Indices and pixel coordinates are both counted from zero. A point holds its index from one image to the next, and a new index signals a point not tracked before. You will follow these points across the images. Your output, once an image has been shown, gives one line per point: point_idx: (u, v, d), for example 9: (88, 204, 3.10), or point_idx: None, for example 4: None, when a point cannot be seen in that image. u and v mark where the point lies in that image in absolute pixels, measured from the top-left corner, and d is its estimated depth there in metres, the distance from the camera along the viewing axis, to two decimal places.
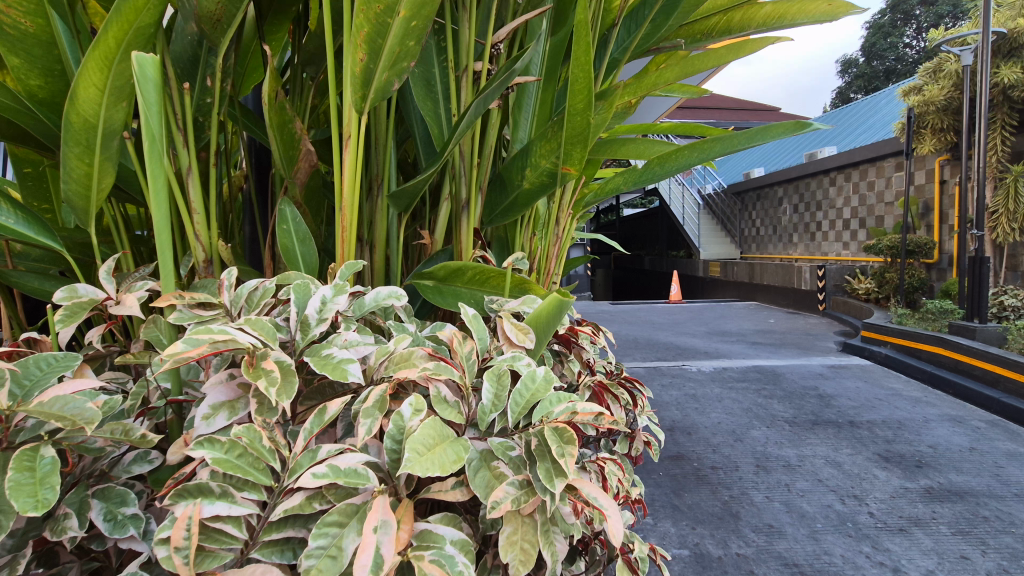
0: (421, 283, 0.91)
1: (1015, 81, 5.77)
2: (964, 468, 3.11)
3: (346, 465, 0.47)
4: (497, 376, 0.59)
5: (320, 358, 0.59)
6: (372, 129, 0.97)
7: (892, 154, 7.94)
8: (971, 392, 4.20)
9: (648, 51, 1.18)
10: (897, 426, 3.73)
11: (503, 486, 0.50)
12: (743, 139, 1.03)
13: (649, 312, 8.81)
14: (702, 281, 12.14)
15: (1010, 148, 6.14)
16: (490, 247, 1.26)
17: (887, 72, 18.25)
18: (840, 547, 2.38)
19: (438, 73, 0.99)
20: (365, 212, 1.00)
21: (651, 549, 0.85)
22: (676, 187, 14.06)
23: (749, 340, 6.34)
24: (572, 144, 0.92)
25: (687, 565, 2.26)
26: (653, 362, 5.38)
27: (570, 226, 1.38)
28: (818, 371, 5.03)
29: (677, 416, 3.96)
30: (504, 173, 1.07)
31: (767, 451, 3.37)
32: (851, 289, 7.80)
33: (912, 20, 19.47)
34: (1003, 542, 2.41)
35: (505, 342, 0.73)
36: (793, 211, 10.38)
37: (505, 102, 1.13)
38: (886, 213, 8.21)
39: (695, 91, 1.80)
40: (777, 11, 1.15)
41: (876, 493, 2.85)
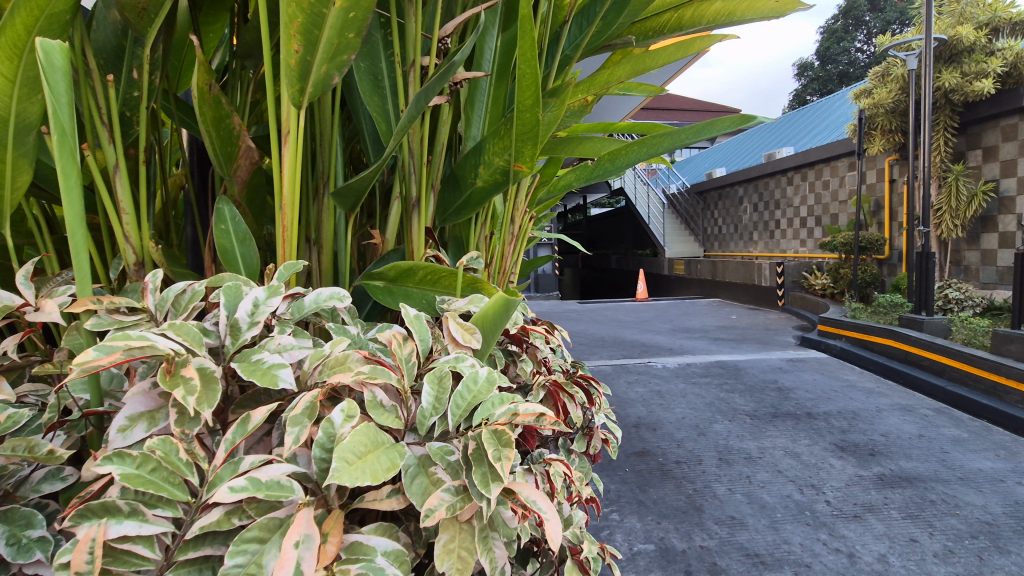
0: (371, 283, 0.89)
1: (955, 86, 6.10)
2: (913, 455, 3.25)
3: (268, 477, 0.44)
4: (438, 378, 0.57)
5: (248, 364, 0.56)
6: (316, 125, 0.94)
7: (845, 154, 8.26)
8: (920, 382, 4.41)
9: (600, 48, 1.18)
10: (851, 416, 3.87)
11: (437, 492, 0.48)
12: (694, 133, 1.04)
13: (616, 311, 8.91)
14: (667, 279, 12.36)
15: (952, 149, 6.47)
16: (445, 247, 1.23)
17: (840, 76, 19.08)
18: (799, 535, 2.45)
19: (385, 67, 0.96)
20: (311, 213, 0.97)
21: (603, 548, 0.85)
22: (641, 187, 14.28)
23: (712, 336, 6.49)
24: (523, 140, 0.91)
25: (653, 560, 2.29)
26: (619, 360, 5.44)
27: (525, 224, 1.37)
28: (777, 365, 5.18)
29: (643, 412, 4.01)
30: (457, 171, 1.05)
31: (728, 444, 3.44)
32: (808, 285, 8.07)
33: (862, 26, 20.48)
34: (949, 523, 2.52)
35: (450, 343, 0.71)
36: (753, 210, 10.68)
37: (456, 99, 1.11)
38: (840, 211, 8.53)
39: (654, 91, 1.80)
40: (727, 7, 1.16)
41: (832, 482, 2.94)
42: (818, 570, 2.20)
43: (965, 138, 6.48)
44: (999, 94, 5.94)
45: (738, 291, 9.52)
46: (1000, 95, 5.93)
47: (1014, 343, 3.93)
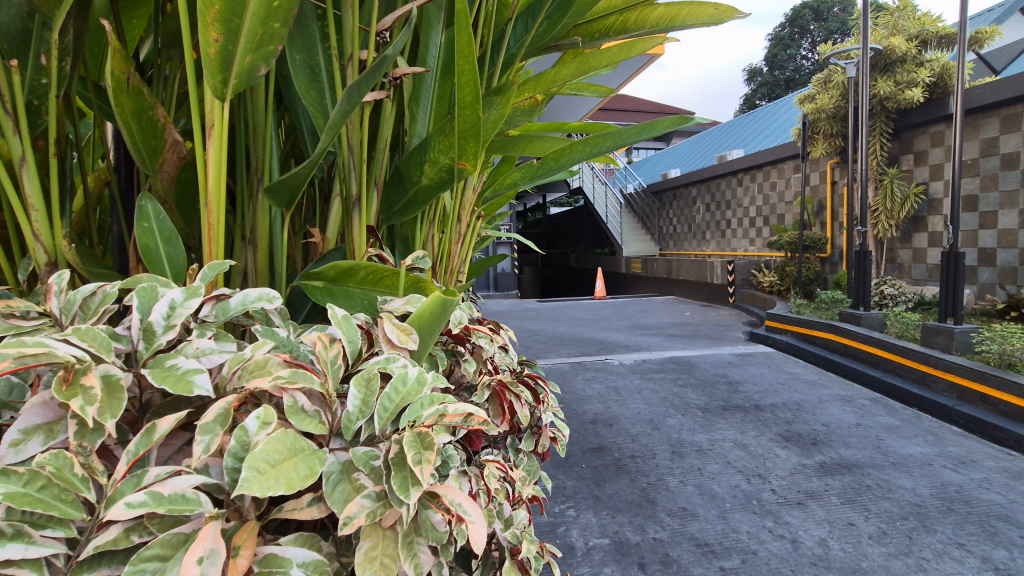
0: (310, 284, 0.87)
1: (889, 93, 6.48)
2: (851, 443, 3.43)
3: (171, 491, 0.42)
4: (366, 381, 0.56)
5: (161, 370, 0.53)
6: (248, 118, 0.90)
7: (790, 157, 8.62)
8: (858, 373, 4.65)
9: (546, 48, 1.18)
10: (796, 408, 4.05)
11: (356, 499, 0.47)
12: (633, 132, 1.05)
13: (574, 309, 9.01)
14: (624, 277, 12.60)
15: (887, 153, 6.85)
16: (392, 247, 1.19)
17: (786, 82, 19.94)
18: (746, 523, 2.54)
19: (322, 60, 0.93)
20: (245, 211, 0.93)
21: (545, 548, 0.85)
22: (599, 186, 14.49)
23: (667, 333, 6.65)
24: (466, 139, 0.90)
25: (607, 554, 2.32)
26: (576, 358, 5.50)
27: (473, 223, 1.36)
28: (728, 359, 5.36)
29: (599, 409, 4.07)
30: (402, 168, 1.03)
31: (681, 437, 3.54)
32: (757, 283, 8.38)
33: (807, 34, 21.50)
34: (882, 507, 2.67)
35: (384, 343, 0.69)
36: (705, 209, 11.02)
37: (399, 95, 1.08)
38: (786, 212, 8.89)
39: (605, 91, 1.81)
40: (669, 13, 1.18)
41: (777, 471, 3.07)
42: (764, 556, 2.28)
43: (898, 143, 6.85)
44: (928, 102, 6.34)
45: (691, 289, 9.79)
46: (929, 103, 6.33)
47: (941, 335, 4.25)
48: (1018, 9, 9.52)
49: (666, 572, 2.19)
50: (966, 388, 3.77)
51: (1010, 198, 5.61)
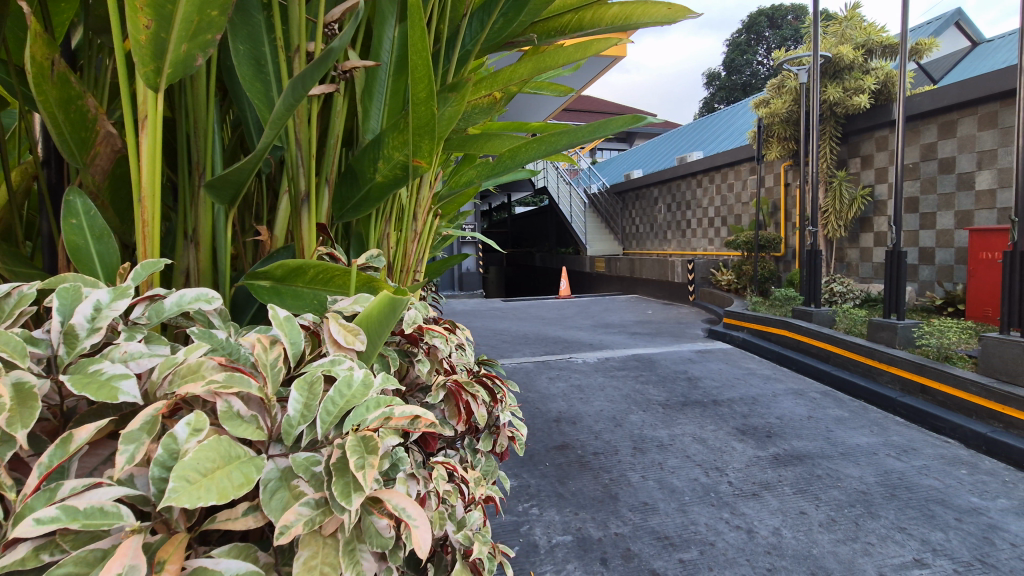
0: (256, 284, 0.84)
1: (838, 99, 6.77)
2: (803, 435, 3.56)
3: (87, 504, 0.40)
4: (309, 384, 0.54)
5: (82, 376, 0.50)
6: (189, 110, 0.86)
7: (746, 159, 8.90)
8: (809, 367, 4.84)
9: (501, 45, 1.18)
10: (751, 402, 4.18)
11: (294, 506, 0.45)
12: (588, 132, 1.06)
13: (539, 308, 9.05)
14: (588, 276, 12.74)
15: (836, 156, 7.15)
16: (346, 245, 1.16)
17: (744, 86, 20.62)
18: (704, 516, 2.61)
19: (268, 51, 0.89)
20: (186, 208, 0.89)
21: (497, 550, 0.86)
22: (563, 186, 14.61)
23: (629, 331, 6.77)
24: (420, 135, 0.89)
25: (570, 551, 2.34)
26: (541, 356, 5.52)
27: (429, 221, 1.34)
28: (688, 356, 5.49)
29: (563, 407, 4.10)
30: (355, 165, 1.01)
31: (643, 433, 3.60)
32: (715, 281, 8.62)
33: (763, 41, 22.30)
34: (832, 495, 2.79)
35: (330, 344, 0.67)
36: (667, 210, 11.27)
37: (351, 90, 1.05)
38: (743, 212, 9.15)
39: (565, 89, 1.81)
40: (624, 12, 1.19)
41: (733, 464, 3.16)
42: (721, 547, 2.35)
43: (846, 147, 7.15)
44: (873, 108, 6.66)
45: (653, 288, 9.98)
46: (875, 109, 6.65)
47: (885, 330, 4.47)
48: (953, 22, 10.10)
49: (627, 566, 2.22)
50: (908, 380, 3.98)
51: (946, 200, 5.95)
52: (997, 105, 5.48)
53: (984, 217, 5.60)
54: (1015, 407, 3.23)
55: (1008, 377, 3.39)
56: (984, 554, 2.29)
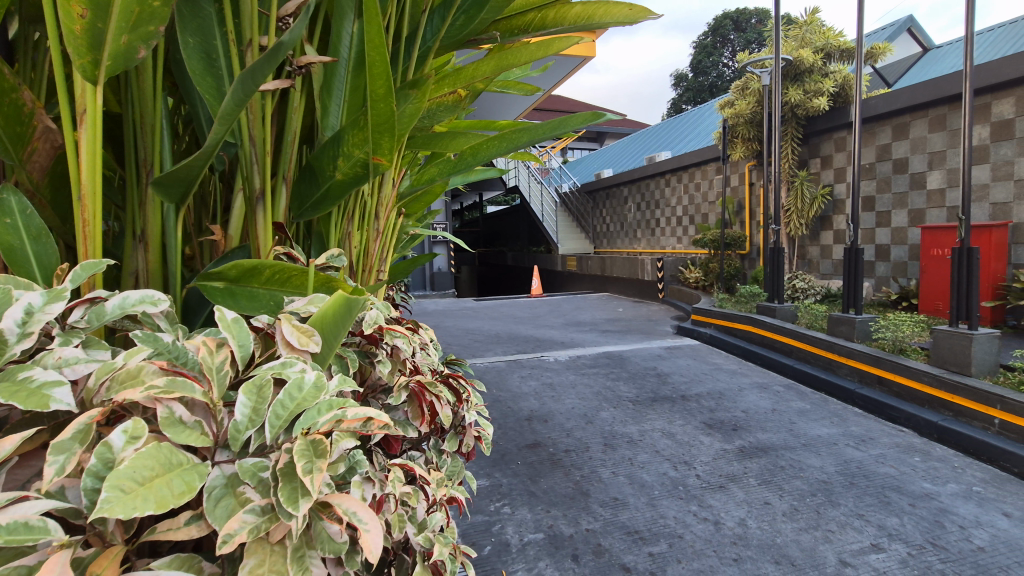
0: (209, 285, 0.80)
1: (799, 101, 6.98)
2: (767, 427, 3.66)
3: (11, 519, 0.38)
4: (257, 388, 0.53)
5: (10, 384, 0.47)
6: (135, 104, 0.82)
7: (712, 159, 9.09)
8: (773, 361, 4.98)
9: (463, 42, 1.17)
10: (718, 396, 4.28)
11: (238, 514, 0.44)
12: (549, 129, 1.06)
13: (511, 307, 9.06)
14: (560, 275, 12.82)
15: (798, 156, 7.37)
16: (305, 245, 1.13)
17: (710, 88, 21.12)
18: (673, 509, 2.65)
19: (219, 45, 0.86)
20: (133, 206, 0.85)
21: (459, 551, 0.86)
22: (535, 185, 14.65)
23: (600, 329, 6.83)
24: (379, 132, 0.88)
25: (542, 548, 2.35)
26: (513, 355, 5.53)
27: (392, 219, 1.31)
28: (657, 353, 5.58)
29: (535, 405, 4.11)
30: (313, 163, 0.99)
31: (613, 429, 3.64)
32: (684, 279, 8.79)
33: (728, 44, 22.87)
34: (794, 485, 2.87)
35: (283, 346, 0.66)
36: (636, 209, 11.43)
37: (308, 87, 1.03)
38: (710, 211, 9.34)
39: (530, 87, 1.80)
40: (586, 11, 1.19)
41: (701, 457, 3.22)
42: (689, 539, 2.39)
43: (807, 148, 7.38)
44: (832, 110, 6.89)
45: (624, 286, 10.11)
46: (833, 111, 6.88)
47: (844, 324, 4.63)
48: (905, 29, 10.52)
49: (598, 561, 2.24)
50: (865, 372, 4.13)
51: (900, 199, 6.20)
52: (946, 109, 5.73)
53: (935, 215, 5.86)
54: (964, 396, 3.39)
55: (958, 367, 3.56)
56: (935, 537, 2.40)
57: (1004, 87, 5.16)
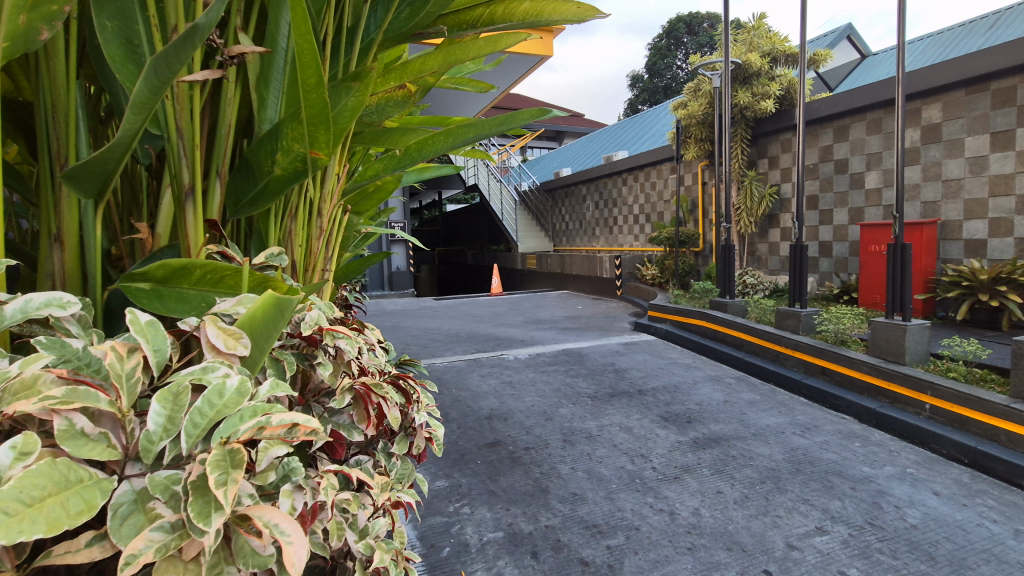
0: (133, 286, 0.75)
1: (747, 104, 7.24)
2: (720, 418, 3.78)
3: None
4: (174, 395, 0.50)
5: None
6: (45, 92, 0.76)
7: (667, 159, 9.32)
8: (725, 355, 5.15)
9: (408, 35, 1.15)
10: (673, 390, 4.38)
11: (144, 532, 0.44)
12: (496, 126, 1.05)
13: (472, 306, 9.01)
14: (520, 273, 12.85)
15: (746, 156, 7.64)
16: (243, 244, 1.08)
17: (665, 89, 21.71)
18: (630, 502, 2.70)
19: (143, 30, 0.80)
20: (47, 201, 0.79)
21: (400, 557, 0.85)
22: (494, 183, 14.64)
23: (560, 327, 6.89)
24: (316, 124, 0.85)
25: (501, 547, 2.34)
26: (472, 354, 5.50)
27: (337, 216, 1.26)
28: (615, 349, 5.66)
29: (494, 404, 4.10)
30: (250, 157, 0.94)
31: (572, 425, 3.68)
32: (641, 276, 8.98)
33: (681, 46, 23.50)
34: (745, 474, 2.97)
35: (208, 350, 0.63)
36: (595, 207, 11.58)
37: (244, 77, 0.98)
38: (665, 210, 9.56)
39: (483, 83, 1.77)
40: (535, 8, 1.17)
41: (657, 450, 3.29)
42: (646, 531, 2.44)
43: (755, 149, 7.66)
44: (778, 112, 7.17)
45: (583, 283, 10.23)
46: (779, 113, 7.17)
47: (790, 318, 4.82)
48: (845, 36, 11.05)
49: (557, 557, 2.26)
50: (810, 363, 4.32)
51: (841, 198, 6.52)
52: (881, 112, 6.06)
53: (872, 214, 6.18)
54: (899, 383, 3.59)
55: (893, 357, 3.77)
56: (874, 517, 2.54)
57: (933, 93, 5.50)
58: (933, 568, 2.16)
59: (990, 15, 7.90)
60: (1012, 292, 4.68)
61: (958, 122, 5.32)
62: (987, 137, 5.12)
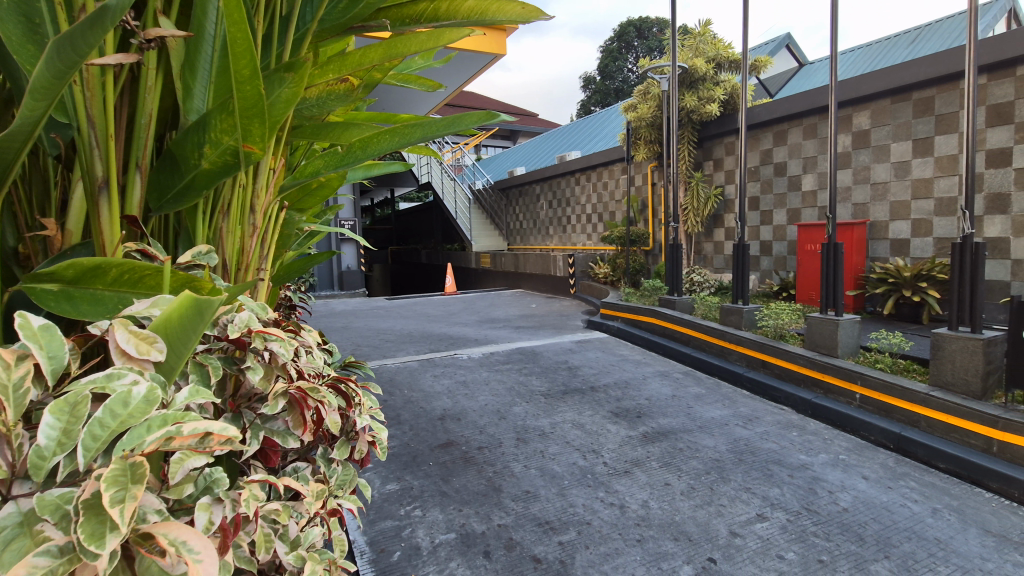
0: (38, 287, 0.68)
1: (694, 107, 7.48)
2: (668, 412, 3.89)
3: None
4: (71, 406, 0.52)
5: None
6: None
7: (618, 159, 9.50)
8: (673, 351, 5.31)
9: (349, 26, 1.11)
10: (624, 386, 4.48)
11: (27, 559, 0.45)
12: (442, 126, 1.03)
13: (425, 306, 8.90)
14: (475, 273, 12.80)
15: (693, 158, 7.89)
16: (168, 242, 1.01)
17: (616, 92, 22.29)
18: (581, 497, 2.73)
19: (44, 7, 0.73)
20: None
21: (332, 565, 0.84)
22: (448, 182, 14.51)
23: (513, 325, 6.91)
24: (249, 117, 0.81)
25: (453, 548, 2.32)
26: (425, 355, 5.43)
27: (273, 211, 1.20)
28: (568, 347, 5.73)
29: (448, 404, 4.06)
30: (174, 149, 0.87)
31: (526, 424, 3.69)
32: (594, 274, 9.13)
33: (632, 50, 24.10)
34: (691, 465, 3.07)
35: (117, 356, 0.59)
36: (548, 206, 11.68)
37: (167, 63, 0.91)
38: (616, 209, 9.74)
39: (432, 82, 1.72)
40: (479, 6, 1.15)
41: (608, 445, 3.35)
42: (596, 525, 2.48)
43: (701, 151, 7.92)
44: (722, 116, 7.45)
45: (537, 282, 10.29)
46: (723, 117, 7.46)
47: (734, 314, 5.01)
48: (784, 45, 11.58)
49: (510, 556, 2.26)
50: (752, 357, 4.51)
51: (780, 199, 6.84)
52: (816, 118, 6.40)
53: (808, 214, 6.53)
54: (833, 374, 3.80)
55: (827, 350, 3.99)
56: (810, 502, 2.67)
57: (862, 101, 5.85)
58: (862, 548, 2.30)
59: (912, 30, 8.49)
60: (932, 288, 5.06)
61: (884, 129, 5.68)
62: (910, 143, 5.49)
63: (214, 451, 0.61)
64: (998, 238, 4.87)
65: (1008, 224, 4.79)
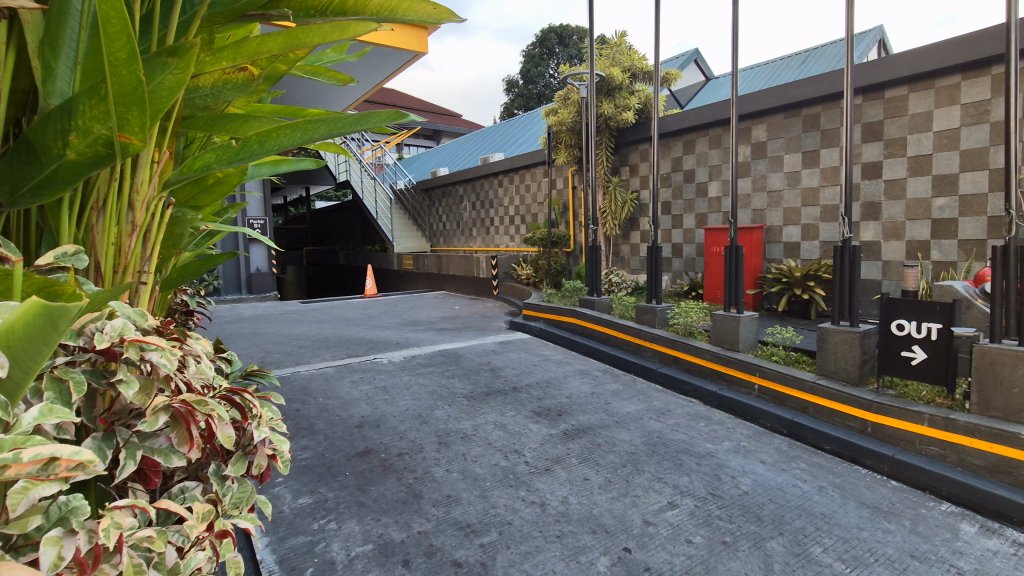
0: None
1: (611, 114, 7.77)
2: (587, 409, 4.00)
3: None
4: None
5: None
6: None
7: (540, 162, 9.67)
8: (593, 349, 5.47)
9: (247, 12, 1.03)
10: (545, 385, 4.55)
11: None
12: (347, 123, 0.99)
13: (344, 309, 8.57)
14: (396, 275, 12.52)
15: (611, 164, 8.18)
16: (26, 240, 0.89)
17: (539, 96, 22.78)
18: (503, 498, 2.75)
19: None
20: None
21: None
22: (368, 181, 14.08)
23: (436, 328, 6.82)
24: (125, 104, 0.73)
25: (370, 560, 2.24)
26: (343, 360, 5.21)
27: (157, 207, 1.09)
28: (491, 348, 5.74)
29: (366, 411, 3.93)
30: (31, 137, 0.77)
31: (447, 427, 3.65)
32: (516, 276, 9.23)
33: (553, 56, 24.69)
34: (608, 459, 3.19)
35: None
36: (472, 208, 11.67)
37: (23, 38, 0.80)
38: (538, 211, 9.92)
39: (343, 77, 1.64)
40: (388, 3, 1.10)
41: (529, 444, 3.39)
42: (517, 524, 2.50)
43: (618, 156, 8.27)
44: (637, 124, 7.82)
45: (460, 283, 10.25)
46: (638, 125, 7.83)
47: (648, 313, 5.26)
48: (693, 60, 12.37)
49: (430, 562, 2.22)
50: (664, 353, 4.76)
51: (689, 204, 7.29)
52: (720, 129, 6.87)
53: (714, 219, 7.00)
54: (735, 368, 4.09)
55: (729, 344, 4.30)
56: (714, 488, 2.86)
57: (760, 115, 6.36)
58: (760, 527, 2.49)
59: (801, 53, 9.38)
60: (818, 286, 5.60)
61: (779, 142, 6.21)
62: (800, 155, 6.04)
63: (65, 478, 0.56)
64: (872, 241, 5.47)
65: (880, 229, 5.41)
